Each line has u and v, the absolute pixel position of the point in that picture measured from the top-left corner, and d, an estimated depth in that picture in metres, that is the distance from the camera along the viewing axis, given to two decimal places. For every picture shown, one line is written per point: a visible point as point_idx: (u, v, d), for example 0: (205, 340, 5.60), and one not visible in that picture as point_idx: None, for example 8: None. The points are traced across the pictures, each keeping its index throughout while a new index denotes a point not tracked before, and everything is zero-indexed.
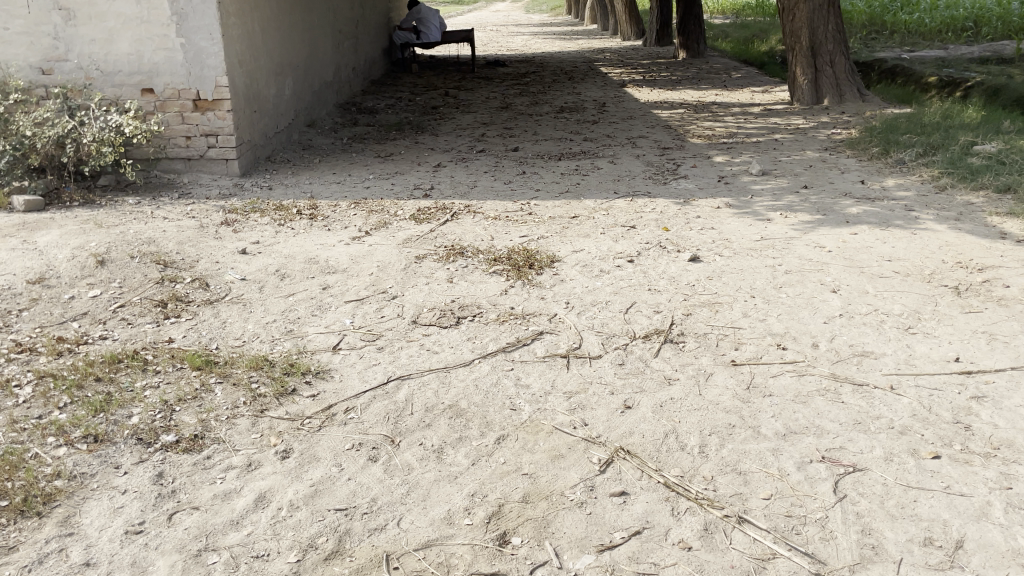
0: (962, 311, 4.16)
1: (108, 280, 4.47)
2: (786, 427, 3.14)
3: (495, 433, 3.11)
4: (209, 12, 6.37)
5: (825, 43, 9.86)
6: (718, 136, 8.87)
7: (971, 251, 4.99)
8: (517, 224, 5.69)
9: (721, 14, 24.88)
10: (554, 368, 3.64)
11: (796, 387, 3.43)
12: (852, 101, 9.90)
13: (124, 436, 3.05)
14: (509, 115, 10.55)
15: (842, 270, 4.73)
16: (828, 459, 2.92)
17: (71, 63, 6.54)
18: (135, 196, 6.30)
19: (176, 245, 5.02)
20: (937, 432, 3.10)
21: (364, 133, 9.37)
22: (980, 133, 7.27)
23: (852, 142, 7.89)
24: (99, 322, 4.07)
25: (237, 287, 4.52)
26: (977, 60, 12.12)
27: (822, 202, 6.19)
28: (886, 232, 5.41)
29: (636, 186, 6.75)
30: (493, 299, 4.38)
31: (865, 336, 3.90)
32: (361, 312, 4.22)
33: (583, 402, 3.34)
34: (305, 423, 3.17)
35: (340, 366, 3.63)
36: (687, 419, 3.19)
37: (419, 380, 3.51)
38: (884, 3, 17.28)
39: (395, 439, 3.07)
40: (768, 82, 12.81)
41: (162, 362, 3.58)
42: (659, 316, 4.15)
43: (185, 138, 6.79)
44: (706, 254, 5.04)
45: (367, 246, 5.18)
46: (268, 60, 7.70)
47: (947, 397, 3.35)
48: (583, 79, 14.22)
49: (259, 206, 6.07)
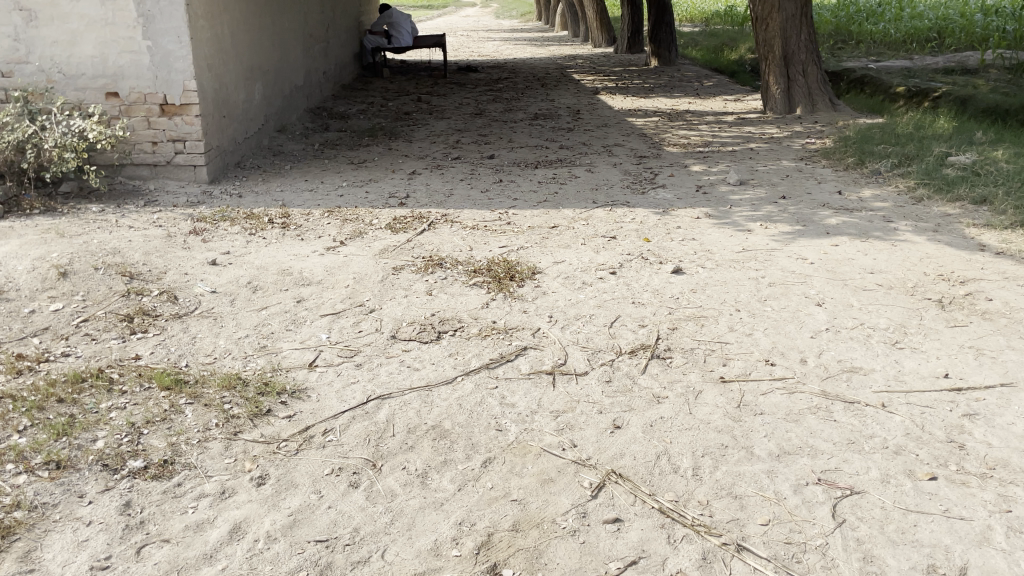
0: (948, 326, 4.12)
1: (71, 292, 4.27)
2: (779, 447, 3.06)
3: (482, 455, 3.00)
4: (177, 15, 6.17)
5: (798, 53, 9.88)
6: (694, 144, 8.85)
7: (952, 264, 4.97)
8: (496, 234, 5.58)
9: (689, 22, 25.03)
10: (539, 385, 3.53)
11: (787, 405, 3.36)
12: (824, 111, 9.94)
13: (88, 462, 2.88)
14: (483, 122, 10.44)
15: (825, 282, 4.69)
16: (825, 481, 2.85)
17: (32, 65, 6.31)
18: (99, 203, 6.08)
19: (143, 256, 4.83)
20: (931, 452, 3.05)
21: (337, 138, 9.20)
22: (954, 145, 7.30)
23: (827, 152, 7.90)
24: (61, 337, 3.88)
25: (207, 300, 4.34)
26: (943, 71, 12.27)
27: (801, 212, 6.16)
28: (866, 243, 5.38)
29: (615, 196, 6.68)
30: (474, 312, 4.27)
31: (853, 352, 3.84)
32: (338, 327, 4.08)
33: (571, 422, 3.23)
34: (282, 446, 3.02)
35: (317, 384, 3.49)
36: (678, 440, 3.10)
37: (401, 400, 3.38)
38: (849, 14, 17.45)
39: (377, 463, 2.94)
40: (740, 91, 12.86)
41: (128, 382, 3.40)
42: (644, 330, 4.06)
43: (151, 144, 6.58)
44: (688, 266, 4.98)
45: (342, 257, 5.03)
46: (237, 63, 7.51)
47: (939, 415, 3.29)
48: (556, 85, 14.17)
49: (229, 214, 5.89)
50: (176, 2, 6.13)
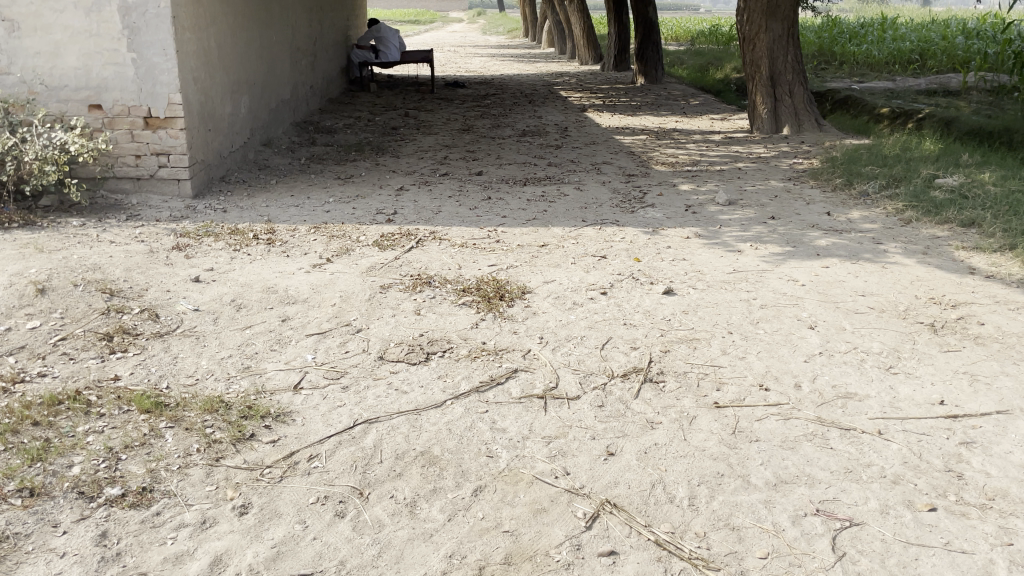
0: (941, 351, 4.09)
1: (49, 310, 4.16)
2: (776, 476, 3.00)
3: (472, 483, 2.92)
4: (162, 27, 6.09)
5: (784, 73, 9.94)
6: (682, 163, 8.84)
7: (942, 287, 4.95)
8: (485, 252, 5.52)
9: (675, 41, 25.23)
10: (530, 410, 3.45)
11: (783, 432, 3.30)
12: (811, 131, 9.96)
13: (63, 489, 2.77)
14: (471, 138, 10.40)
15: (817, 305, 4.65)
16: (823, 512, 2.79)
17: (14, 76, 6.20)
18: (80, 217, 5.96)
19: (124, 272, 4.72)
20: (929, 481, 3.00)
21: (323, 153, 9.12)
22: (942, 167, 7.32)
23: (815, 173, 7.92)
24: (38, 357, 3.76)
25: (190, 318, 4.24)
26: (926, 92, 12.39)
27: (790, 233, 6.14)
28: (857, 266, 5.35)
29: (604, 214, 6.63)
30: (463, 333, 4.19)
31: (847, 377, 3.80)
32: (324, 347, 3.99)
33: (564, 449, 3.16)
34: (265, 473, 2.92)
35: (303, 408, 3.39)
36: (674, 467, 3.04)
37: (388, 424, 3.29)
38: (832, 35, 17.60)
39: (364, 491, 2.85)
40: (727, 110, 12.90)
41: (107, 405, 3.29)
42: (636, 353, 4.00)
43: (134, 157, 6.47)
44: (679, 287, 4.93)
45: (328, 275, 4.94)
46: (223, 76, 7.42)
47: (936, 443, 3.25)
48: (544, 102, 14.16)
49: (213, 230, 5.79)
50: (162, 14, 6.06)
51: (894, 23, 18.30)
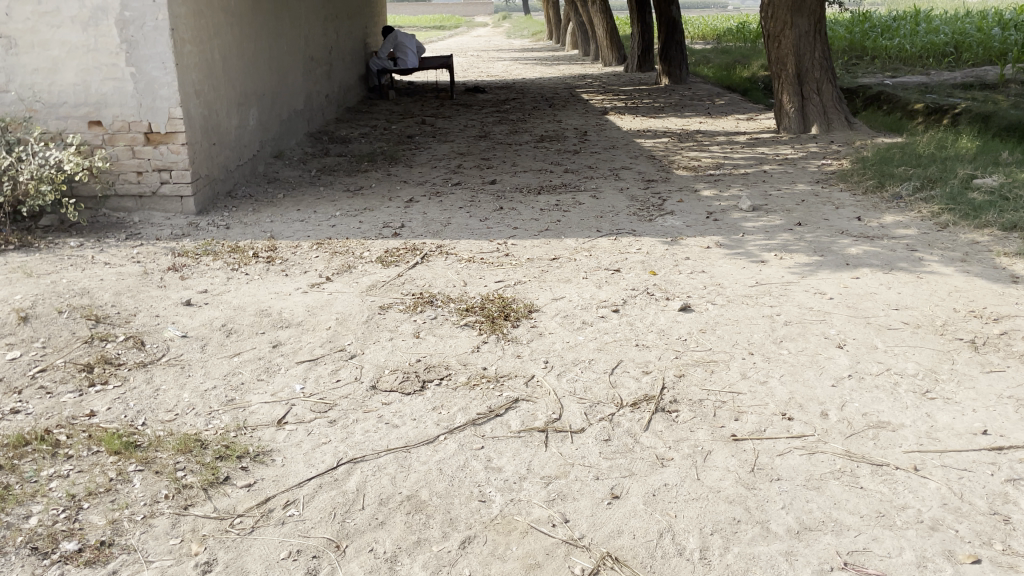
0: (983, 371, 3.74)
1: (31, 339, 3.97)
2: (799, 522, 2.70)
3: (460, 534, 2.65)
4: (161, 40, 5.92)
5: (811, 71, 9.54)
6: (705, 167, 8.50)
7: (983, 298, 4.59)
8: (493, 267, 5.26)
9: (701, 40, 24.82)
10: (530, 446, 3.18)
11: (808, 469, 3.00)
12: (841, 130, 9.53)
13: (15, 544, 2.55)
14: (487, 145, 10.16)
15: (846, 321, 4.32)
16: (851, 567, 2.49)
17: (12, 94, 6.07)
18: (78, 237, 5.81)
19: (114, 296, 4.54)
20: (972, 526, 2.67)
21: (335, 164, 8.92)
22: (980, 167, 6.90)
23: (844, 175, 7.55)
24: (13, 391, 3.56)
25: (177, 345, 4.04)
26: (961, 86, 11.90)
27: (818, 240, 5.80)
28: (890, 276, 5.01)
29: (620, 224, 6.34)
30: (463, 357, 3.93)
31: (879, 404, 3.47)
32: (314, 376, 3.75)
33: (564, 491, 2.88)
34: (235, 523, 2.69)
35: (284, 446, 3.15)
36: (684, 513, 2.75)
37: (374, 464, 3.04)
38: (864, 29, 17.10)
39: (340, 544, 2.60)
40: (754, 109, 12.49)
41: (75, 445, 3.08)
42: (648, 379, 3.71)
43: (136, 174, 6.31)
44: (697, 302, 4.63)
45: (327, 295, 4.72)
46: (229, 89, 7.26)
47: (979, 481, 2.92)
48: (564, 106, 13.85)
49: (213, 248, 5.60)
50: (161, 27, 5.89)
51: (928, 16, 17.77)
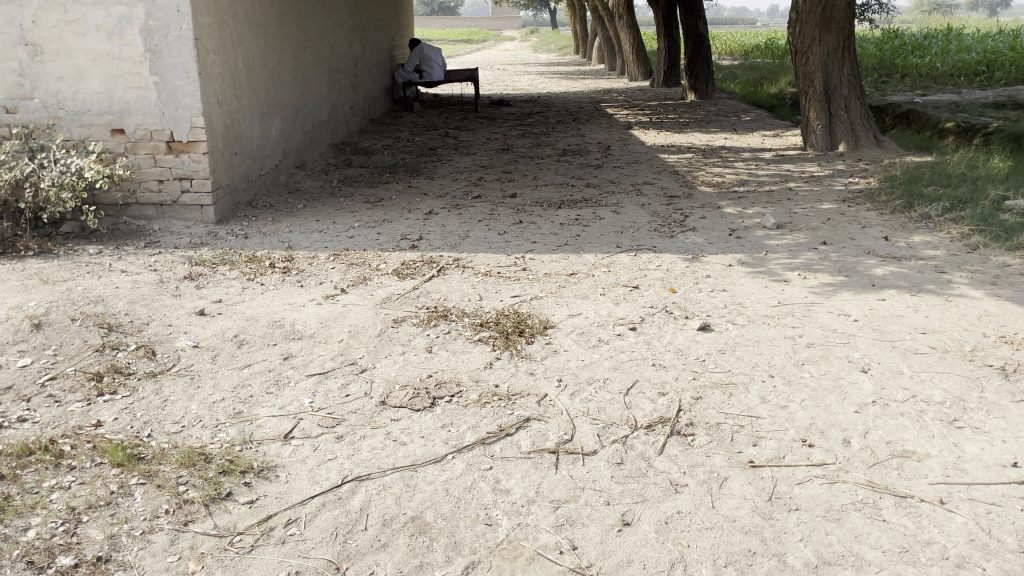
0: (1013, 400, 3.59)
1: (42, 347, 3.96)
2: (817, 555, 2.59)
3: (464, 559, 2.57)
4: (184, 50, 5.93)
5: (839, 87, 9.41)
6: (728, 183, 8.38)
7: (1014, 323, 4.44)
8: (509, 281, 5.19)
9: (729, 56, 24.65)
10: (540, 467, 3.09)
11: (828, 499, 2.89)
12: (869, 148, 9.40)
13: (11, 557, 2.50)
14: (509, 158, 10.11)
15: (871, 344, 4.19)
16: None
17: (36, 101, 6.12)
18: (97, 244, 5.82)
19: (127, 305, 4.52)
20: (1001, 565, 2.54)
21: (356, 175, 8.91)
22: (1013, 188, 6.73)
23: (871, 194, 7.39)
24: (22, 399, 3.54)
25: (187, 356, 4.00)
26: (993, 105, 11.68)
27: (843, 261, 5.66)
28: (917, 298, 4.86)
29: (641, 239, 6.25)
30: (475, 374, 3.85)
31: (904, 432, 3.34)
32: (323, 390, 3.69)
33: (573, 516, 2.79)
34: (235, 541, 2.63)
35: (290, 462, 3.10)
36: (697, 543, 2.65)
37: (380, 482, 2.97)
38: (894, 46, 16.90)
39: (341, 566, 2.54)
40: (780, 126, 12.34)
41: (78, 456, 3.05)
42: (665, 400, 3.60)
43: (157, 182, 6.33)
44: (717, 321, 4.52)
45: (341, 307, 4.67)
46: (252, 98, 7.27)
47: (1009, 516, 2.78)
48: (588, 120, 13.79)
49: (230, 258, 5.58)
50: (185, 36, 5.90)
51: (960, 34, 17.54)
